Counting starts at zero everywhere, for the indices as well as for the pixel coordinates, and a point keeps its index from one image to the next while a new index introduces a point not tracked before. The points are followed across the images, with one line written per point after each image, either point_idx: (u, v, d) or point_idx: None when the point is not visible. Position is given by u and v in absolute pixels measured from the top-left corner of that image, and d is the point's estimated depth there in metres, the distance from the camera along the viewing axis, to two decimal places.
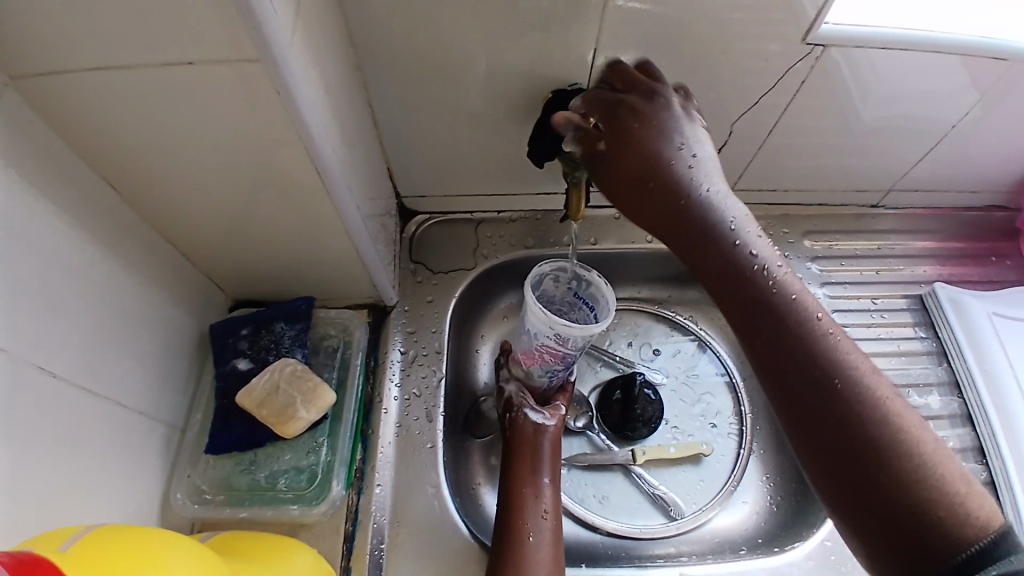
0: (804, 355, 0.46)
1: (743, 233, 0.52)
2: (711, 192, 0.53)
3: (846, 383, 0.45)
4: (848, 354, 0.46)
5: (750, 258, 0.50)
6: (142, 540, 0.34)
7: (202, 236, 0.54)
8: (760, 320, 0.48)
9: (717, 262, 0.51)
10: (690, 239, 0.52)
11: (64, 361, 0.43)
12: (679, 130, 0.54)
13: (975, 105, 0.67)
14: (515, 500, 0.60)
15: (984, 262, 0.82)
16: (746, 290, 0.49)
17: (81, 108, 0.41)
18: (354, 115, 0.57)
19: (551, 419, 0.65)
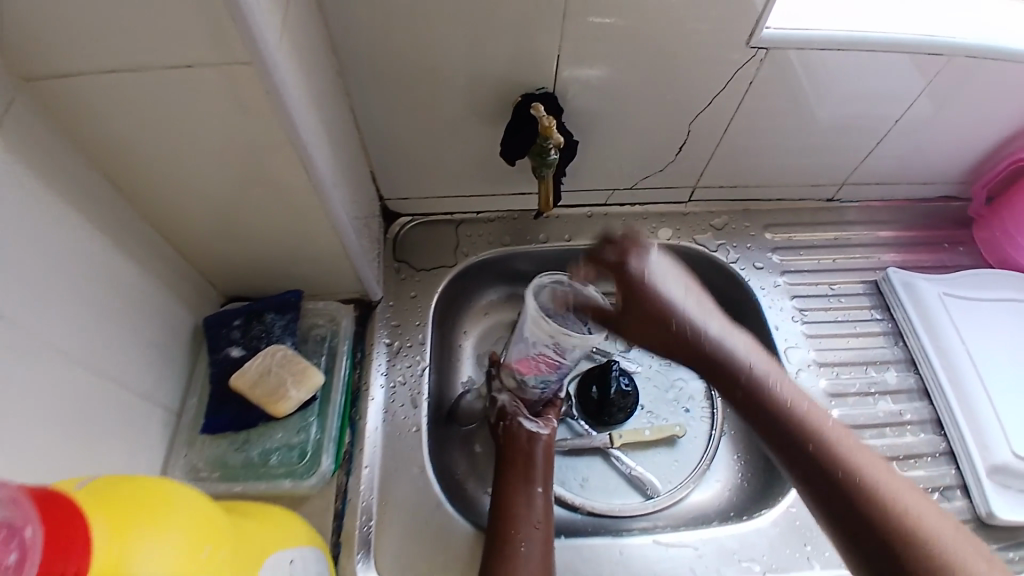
0: (820, 459, 0.51)
1: (745, 353, 0.58)
2: (707, 322, 0.60)
3: (854, 479, 0.49)
4: (850, 447, 0.51)
5: (755, 371, 0.56)
6: (157, 482, 0.37)
7: (197, 232, 0.59)
8: (773, 424, 0.54)
9: (730, 379, 0.57)
10: (703, 359, 0.59)
11: (69, 341, 0.47)
12: (666, 279, 0.63)
13: (913, 101, 0.73)
14: (507, 507, 0.62)
15: (939, 249, 0.87)
16: (765, 405, 0.54)
17: (87, 109, 0.45)
18: (338, 119, 0.62)
19: (546, 428, 0.69)
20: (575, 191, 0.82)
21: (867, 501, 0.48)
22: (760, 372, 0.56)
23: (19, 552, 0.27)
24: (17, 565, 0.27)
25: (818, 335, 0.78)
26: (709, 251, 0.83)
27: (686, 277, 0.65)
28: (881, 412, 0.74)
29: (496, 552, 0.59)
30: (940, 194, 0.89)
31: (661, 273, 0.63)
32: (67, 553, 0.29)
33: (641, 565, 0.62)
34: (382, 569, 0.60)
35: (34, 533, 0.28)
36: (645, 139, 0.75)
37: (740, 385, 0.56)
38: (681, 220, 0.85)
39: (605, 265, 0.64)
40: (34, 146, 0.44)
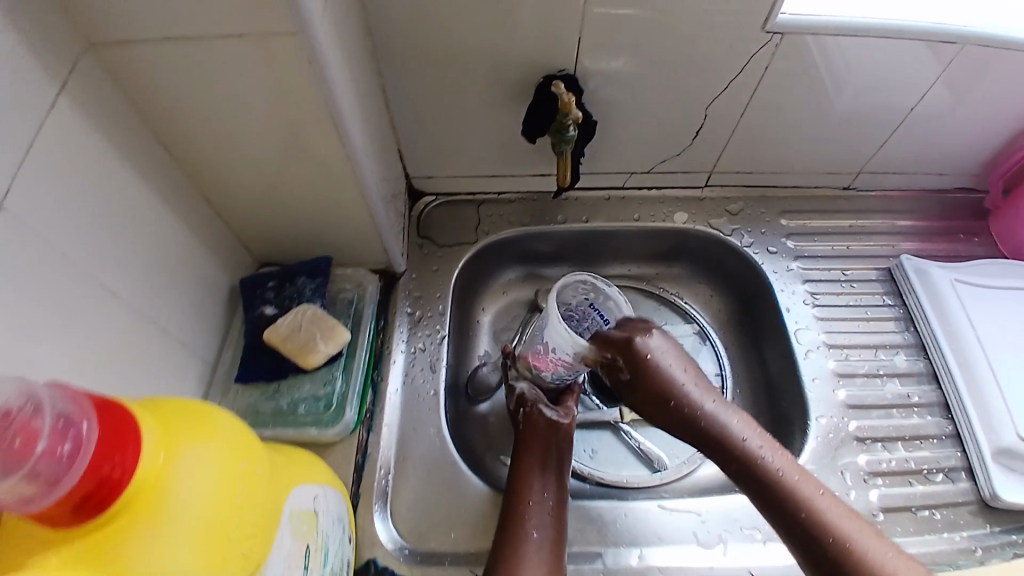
0: (815, 536, 0.54)
1: (740, 429, 0.60)
2: (703, 399, 0.62)
3: (848, 552, 0.53)
4: (842, 518, 0.55)
5: (750, 449, 0.59)
6: (202, 404, 0.40)
7: (236, 197, 0.63)
8: (769, 501, 0.57)
9: (727, 456, 0.60)
10: (702, 435, 0.61)
11: (121, 287, 0.51)
12: (667, 356, 0.64)
13: (928, 90, 0.74)
14: (520, 491, 0.62)
15: (954, 239, 0.87)
16: (761, 482, 0.58)
17: (144, 73, 0.49)
18: (371, 95, 0.66)
19: (566, 417, 0.67)
20: (594, 174, 0.84)
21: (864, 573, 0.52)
22: (755, 451, 0.59)
23: (74, 443, 0.31)
24: (70, 455, 0.31)
25: (829, 318, 0.80)
26: (724, 235, 0.85)
27: (682, 355, 0.65)
28: (889, 394, 0.75)
29: (506, 543, 0.58)
30: (958, 186, 0.89)
31: (662, 354, 0.63)
32: (116, 453, 0.32)
33: (643, 526, 0.64)
34: (397, 519, 0.63)
35: (90, 429, 0.32)
36: (662, 123, 0.77)
37: (737, 462, 0.59)
38: (697, 205, 0.87)
39: (612, 350, 0.64)
40: (96, 106, 0.48)
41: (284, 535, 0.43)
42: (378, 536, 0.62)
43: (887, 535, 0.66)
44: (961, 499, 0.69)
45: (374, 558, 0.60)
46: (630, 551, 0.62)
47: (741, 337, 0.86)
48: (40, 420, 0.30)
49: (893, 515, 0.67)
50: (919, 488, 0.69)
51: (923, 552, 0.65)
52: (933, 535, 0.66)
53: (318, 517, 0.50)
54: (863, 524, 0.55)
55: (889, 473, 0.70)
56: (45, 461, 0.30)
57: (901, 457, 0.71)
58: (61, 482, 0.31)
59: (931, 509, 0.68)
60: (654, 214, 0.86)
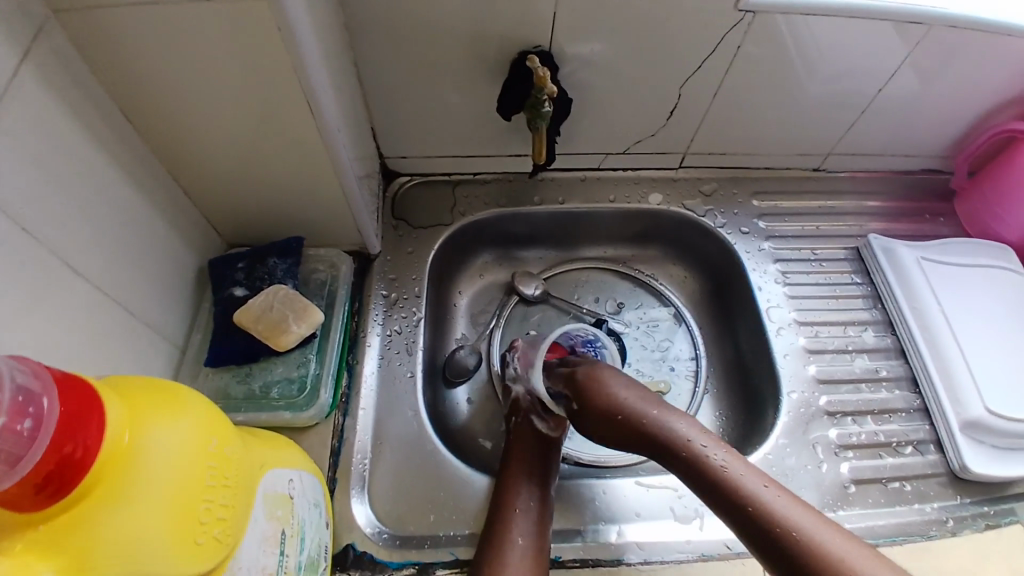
0: (766, 528, 0.51)
1: (685, 431, 0.58)
2: (645, 407, 0.60)
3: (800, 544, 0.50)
4: (820, 528, 0.50)
5: (695, 449, 0.57)
6: (172, 382, 0.38)
7: (205, 174, 0.61)
8: (720, 500, 0.54)
9: (695, 476, 0.56)
10: (668, 457, 0.58)
11: (86, 267, 0.49)
12: (611, 376, 0.63)
13: (895, 73, 0.75)
14: (502, 497, 0.61)
15: (920, 220, 0.90)
16: (707, 481, 0.55)
17: (106, 42, 0.47)
18: (343, 69, 0.64)
19: (555, 430, 0.66)
20: (570, 155, 0.84)
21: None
22: (700, 450, 0.57)
23: (34, 420, 0.30)
24: (31, 431, 0.30)
25: (800, 296, 0.81)
26: (697, 216, 0.86)
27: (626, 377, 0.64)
28: (857, 368, 0.77)
29: (491, 550, 0.58)
30: (925, 168, 0.92)
31: (604, 376, 0.63)
32: (80, 430, 0.31)
33: (621, 504, 0.64)
34: (375, 502, 0.63)
35: (52, 404, 0.30)
36: (639, 104, 0.77)
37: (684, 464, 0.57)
38: (672, 186, 0.87)
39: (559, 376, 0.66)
40: (57, 76, 0.46)
41: (257, 517, 0.42)
42: (356, 518, 0.61)
43: (858, 505, 0.68)
44: (929, 470, 0.71)
45: (352, 542, 0.60)
46: (609, 527, 0.63)
47: (713, 317, 0.87)
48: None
49: (863, 486, 0.70)
50: (888, 460, 0.71)
51: (895, 523, 0.68)
52: (903, 506, 0.69)
53: (293, 500, 0.49)
54: (843, 534, 0.50)
55: (860, 446, 0.72)
56: (4, 437, 0.29)
57: (870, 431, 0.73)
58: (22, 461, 0.29)
59: (900, 480, 0.70)
60: (629, 196, 0.86)
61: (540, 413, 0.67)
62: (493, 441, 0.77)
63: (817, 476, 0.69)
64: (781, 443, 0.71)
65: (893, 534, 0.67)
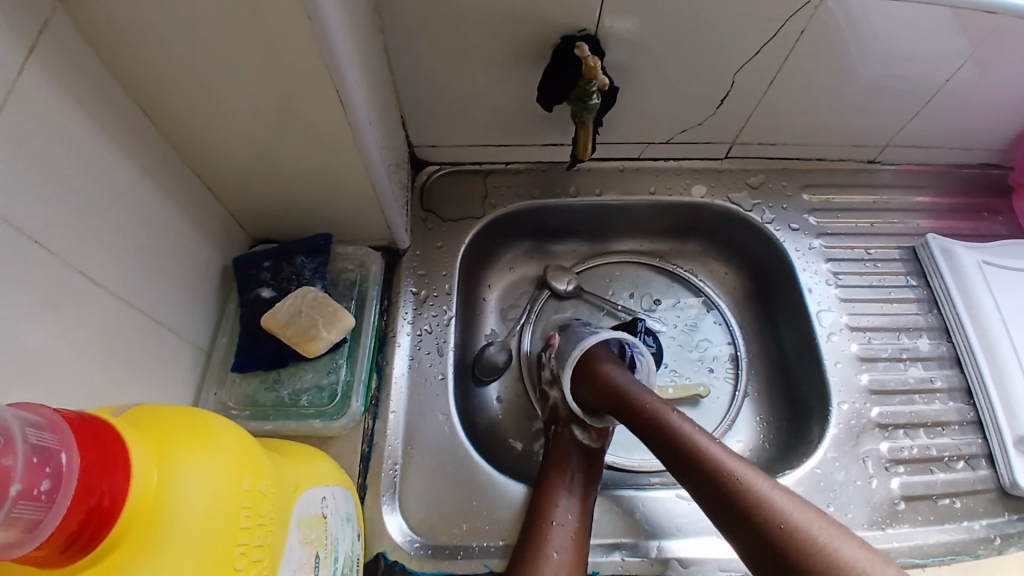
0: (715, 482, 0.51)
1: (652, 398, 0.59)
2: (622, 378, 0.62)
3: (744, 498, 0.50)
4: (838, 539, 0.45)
5: (657, 413, 0.57)
6: (199, 411, 0.36)
7: (227, 170, 0.58)
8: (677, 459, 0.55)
9: (702, 479, 0.52)
10: (677, 459, 0.55)
11: (106, 275, 0.47)
12: (602, 356, 0.65)
13: (964, 63, 0.69)
14: (540, 510, 0.59)
15: (977, 218, 0.84)
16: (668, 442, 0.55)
17: (121, 33, 0.44)
18: (373, 55, 0.60)
19: (595, 441, 0.64)
20: (609, 144, 0.79)
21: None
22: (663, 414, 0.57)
23: (53, 479, 0.28)
24: (49, 493, 0.27)
25: (851, 299, 0.77)
26: (743, 211, 0.81)
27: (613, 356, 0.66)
28: (911, 378, 0.73)
29: (525, 561, 0.56)
30: (982, 161, 0.85)
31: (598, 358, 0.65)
32: (102, 482, 0.29)
33: (662, 518, 0.62)
34: (408, 512, 0.61)
35: (71, 459, 0.29)
36: (684, 91, 0.71)
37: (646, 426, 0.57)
38: (715, 177, 0.82)
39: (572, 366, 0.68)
40: (69, 70, 0.43)
41: (291, 546, 0.40)
42: (389, 529, 0.59)
43: (908, 523, 0.65)
44: (980, 487, 0.68)
45: (383, 552, 0.58)
46: (649, 543, 0.60)
47: (754, 312, 0.83)
48: (11, 458, 0.27)
49: (913, 503, 0.66)
50: (940, 475, 0.68)
51: (944, 542, 0.65)
52: (952, 524, 0.66)
53: (327, 519, 0.47)
54: (867, 551, 0.45)
55: (912, 461, 0.69)
56: (23, 505, 0.26)
57: (923, 445, 0.69)
58: (42, 525, 0.27)
59: (951, 497, 0.67)
60: (670, 187, 0.81)
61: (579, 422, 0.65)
62: (525, 442, 0.74)
63: (866, 492, 0.66)
64: (829, 457, 0.68)
65: (942, 554, 0.64)
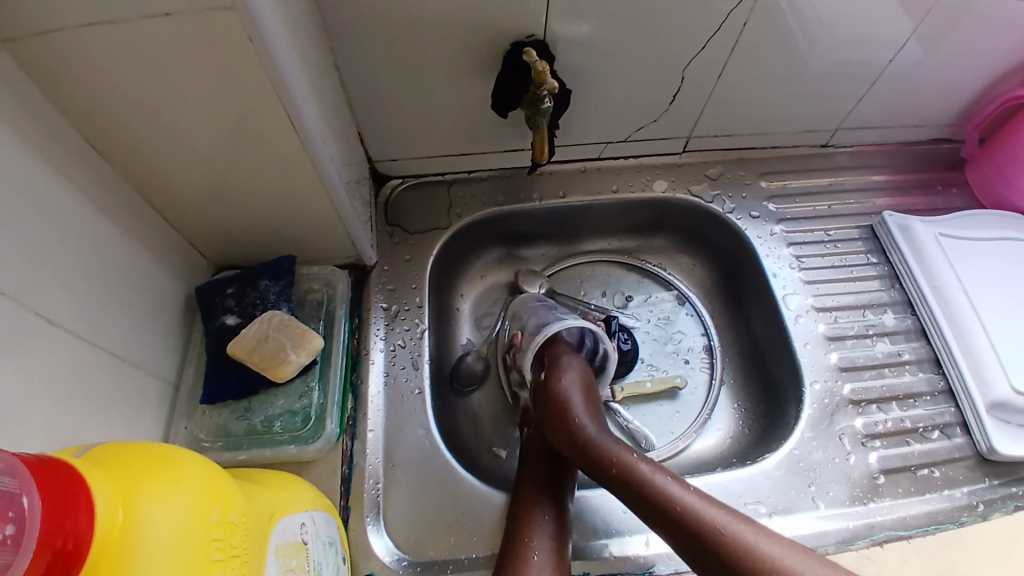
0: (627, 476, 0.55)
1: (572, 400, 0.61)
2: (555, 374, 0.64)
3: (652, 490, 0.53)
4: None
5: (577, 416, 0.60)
6: (162, 445, 0.36)
7: (183, 199, 0.57)
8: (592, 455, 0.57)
9: (654, 507, 0.53)
10: (638, 497, 0.54)
11: (64, 313, 0.46)
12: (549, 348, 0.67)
13: (907, 41, 0.71)
14: (519, 511, 0.59)
15: (932, 191, 0.86)
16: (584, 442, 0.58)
17: (65, 66, 0.43)
18: (323, 73, 0.59)
19: None
20: (568, 146, 0.80)
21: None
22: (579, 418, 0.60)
23: (17, 523, 0.27)
24: (14, 536, 0.27)
25: (816, 281, 0.78)
26: (705, 202, 0.82)
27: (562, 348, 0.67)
28: (879, 353, 0.74)
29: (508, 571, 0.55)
30: (932, 137, 0.88)
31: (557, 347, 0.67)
32: (68, 520, 0.29)
33: None
34: (392, 529, 0.60)
35: (34, 502, 0.28)
36: (639, 89, 0.72)
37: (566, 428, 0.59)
38: (676, 171, 0.83)
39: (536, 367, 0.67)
40: (11, 107, 0.42)
41: None
42: (375, 549, 0.59)
43: (889, 496, 0.66)
44: (956, 454, 0.69)
45: (370, 574, 0.57)
46: (636, 537, 0.61)
47: (725, 302, 0.84)
48: None
49: (893, 476, 0.68)
50: (916, 447, 0.69)
51: (926, 511, 0.66)
52: (933, 493, 0.67)
53: (308, 546, 0.46)
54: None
55: (886, 434, 0.70)
56: None
57: (896, 418, 0.71)
58: (10, 570, 0.26)
59: (929, 467, 0.68)
60: (632, 183, 0.82)
61: None
62: (508, 449, 0.74)
63: (846, 468, 0.67)
64: (807, 437, 0.69)
65: (926, 524, 0.65)
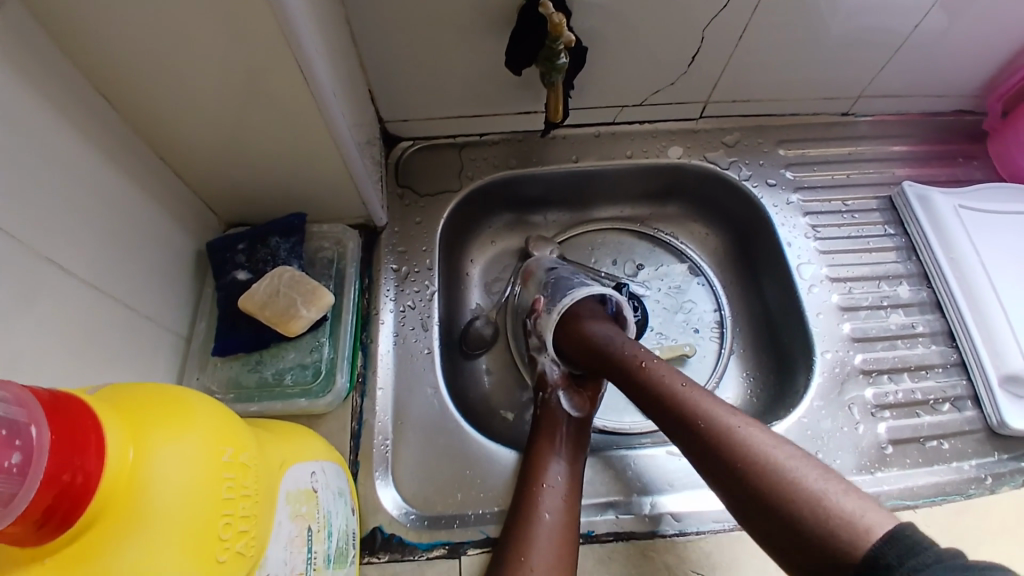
0: (638, 380, 0.57)
1: (595, 323, 0.64)
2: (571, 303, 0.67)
3: (659, 394, 0.56)
4: (824, 484, 0.45)
5: (598, 333, 0.63)
6: (176, 388, 0.36)
7: (194, 153, 0.57)
8: (608, 363, 0.60)
9: (661, 407, 0.55)
10: (649, 399, 0.56)
11: (75, 263, 0.46)
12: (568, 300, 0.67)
13: (936, 6, 0.68)
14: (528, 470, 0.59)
15: (953, 164, 0.84)
16: (602, 352, 0.61)
17: (74, 11, 0.42)
18: (334, 27, 0.58)
19: (580, 407, 0.64)
20: (582, 109, 0.79)
21: (842, 540, 0.41)
22: (600, 334, 0.63)
23: (23, 453, 0.28)
24: (21, 466, 0.28)
25: (831, 251, 0.77)
26: (720, 169, 0.81)
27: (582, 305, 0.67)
28: (893, 325, 0.74)
29: (517, 530, 0.55)
30: (955, 108, 0.85)
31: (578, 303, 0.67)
32: (77, 455, 0.29)
33: (655, 474, 0.63)
34: (401, 485, 0.61)
35: (42, 433, 0.28)
36: (657, 51, 0.70)
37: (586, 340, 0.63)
38: (691, 138, 0.82)
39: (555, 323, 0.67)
40: (21, 53, 0.41)
41: (280, 521, 0.39)
42: (383, 503, 0.60)
43: (897, 466, 0.66)
44: (966, 427, 0.69)
45: (379, 526, 0.58)
46: (643, 499, 0.61)
47: (737, 272, 0.84)
48: None
49: (901, 446, 0.67)
50: (926, 418, 0.69)
51: (934, 482, 0.66)
52: (941, 464, 0.67)
53: (319, 494, 0.46)
54: (844, 484, 0.45)
55: (897, 405, 0.70)
56: None
57: (907, 389, 0.70)
58: (16, 500, 0.27)
59: (939, 439, 0.68)
60: (647, 149, 0.81)
61: (566, 390, 0.65)
62: (515, 412, 0.74)
63: (854, 438, 0.67)
64: (816, 406, 0.69)
65: (933, 494, 0.65)
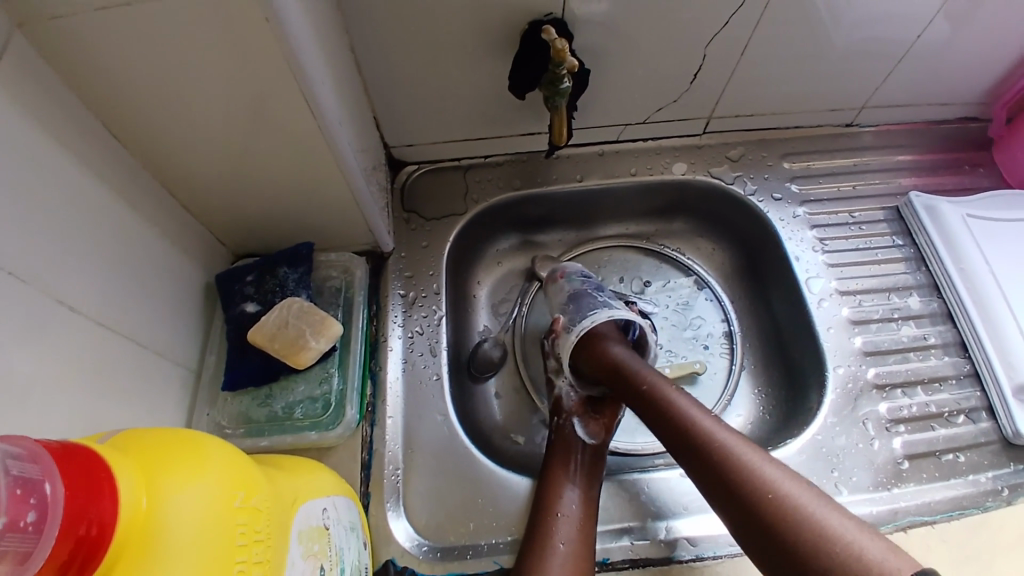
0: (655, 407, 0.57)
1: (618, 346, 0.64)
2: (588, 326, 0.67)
3: (674, 422, 0.55)
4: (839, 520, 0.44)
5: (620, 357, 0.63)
6: (189, 432, 0.36)
7: (200, 186, 0.57)
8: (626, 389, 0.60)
9: (677, 436, 0.55)
10: (665, 427, 0.56)
11: (85, 301, 0.46)
12: (585, 322, 0.67)
13: (937, 16, 0.68)
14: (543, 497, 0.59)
15: (959, 172, 0.84)
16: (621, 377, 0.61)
17: (82, 52, 0.43)
18: (338, 57, 0.59)
19: (598, 435, 0.64)
20: (585, 128, 0.79)
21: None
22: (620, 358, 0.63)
23: (38, 510, 0.27)
24: (36, 523, 0.27)
25: (839, 264, 0.77)
26: (725, 184, 0.81)
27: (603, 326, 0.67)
28: (904, 337, 0.73)
29: (532, 558, 0.55)
30: (959, 115, 0.85)
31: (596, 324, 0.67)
32: (91, 507, 0.29)
33: (669, 497, 0.62)
34: (413, 515, 0.60)
35: (56, 488, 0.28)
36: (659, 68, 0.71)
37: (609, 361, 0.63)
38: (695, 153, 0.82)
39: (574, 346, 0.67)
40: (31, 95, 0.42)
41: (293, 562, 0.39)
42: (396, 534, 0.59)
43: (913, 482, 0.65)
44: (982, 440, 0.68)
45: (392, 558, 0.58)
46: (658, 524, 0.61)
47: (745, 286, 0.83)
48: None
49: (916, 461, 0.66)
50: (941, 432, 0.68)
51: (951, 496, 0.65)
52: (958, 478, 0.66)
53: (330, 530, 0.46)
54: (859, 523, 0.44)
55: (911, 419, 0.69)
56: (9, 538, 0.26)
57: (922, 402, 0.70)
58: (32, 557, 0.27)
59: (955, 452, 0.67)
60: (650, 166, 0.81)
61: (583, 416, 0.65)
62: (527, 435, 0.74)
63: (869, 454, 0.67)
64: (829, 422, 0.68)
65: (950, 509, 0.64)
